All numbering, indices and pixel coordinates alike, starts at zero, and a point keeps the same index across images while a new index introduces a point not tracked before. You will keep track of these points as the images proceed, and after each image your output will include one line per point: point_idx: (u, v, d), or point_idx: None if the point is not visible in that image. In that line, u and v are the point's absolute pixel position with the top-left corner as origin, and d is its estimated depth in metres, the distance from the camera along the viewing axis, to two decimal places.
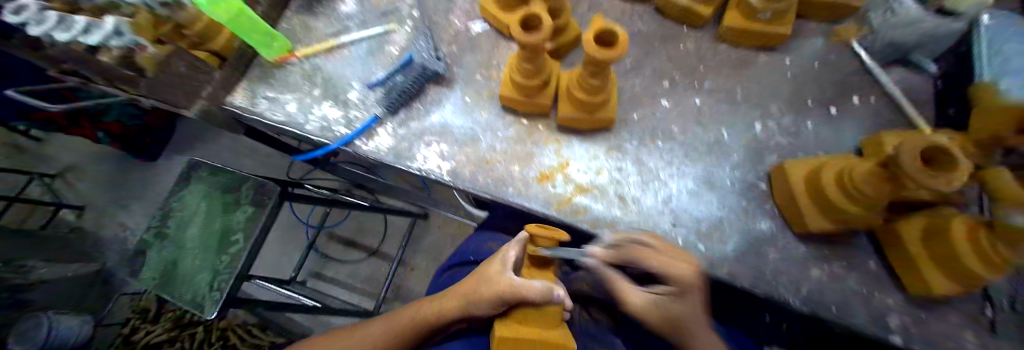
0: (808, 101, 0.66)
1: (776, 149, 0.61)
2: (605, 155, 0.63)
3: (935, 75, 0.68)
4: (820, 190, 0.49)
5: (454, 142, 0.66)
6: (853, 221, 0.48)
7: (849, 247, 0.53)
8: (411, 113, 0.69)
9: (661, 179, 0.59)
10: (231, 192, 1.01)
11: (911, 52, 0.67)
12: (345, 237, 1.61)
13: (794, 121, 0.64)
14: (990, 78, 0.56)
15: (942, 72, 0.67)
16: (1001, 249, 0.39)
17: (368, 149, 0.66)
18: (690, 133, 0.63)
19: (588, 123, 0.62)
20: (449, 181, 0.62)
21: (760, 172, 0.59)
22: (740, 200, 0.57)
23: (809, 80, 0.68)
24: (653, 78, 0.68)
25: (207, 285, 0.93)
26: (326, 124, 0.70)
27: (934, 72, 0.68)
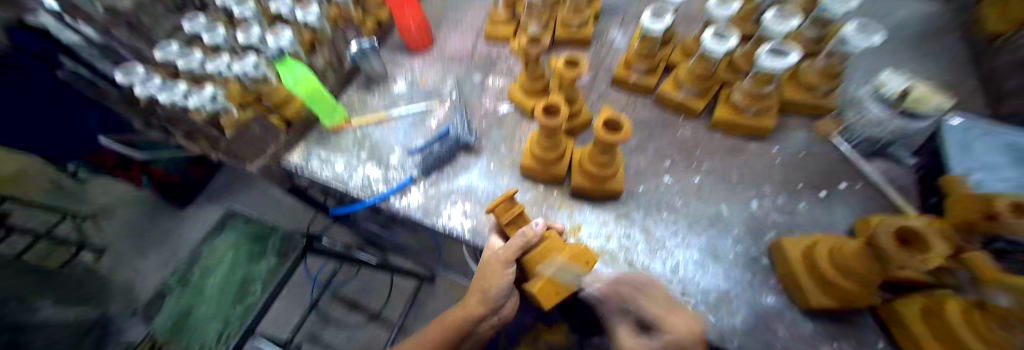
0: (799, 185, 0.73)
1: (774, 226, 0.66)
2: (614, 222, 0.69)
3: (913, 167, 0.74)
4: (815, 265, 0.53)
5: (477, 203, 0.74)
6: (851, 298, 0.51)
7: (856, 326, 0.54)
8: (442, 175, 0.79)
9: (668, 247, 0.64)
10: (260, 242, 1.11)
11: (889, 146, 0.75)
12: (348, 297, 1.59)
13: (787, 201, 0.70)
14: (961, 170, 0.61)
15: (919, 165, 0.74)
16: (996, 332, 0.40)
17: (400, 204, 0.74)
18: (692, 207, 0.69)
19: (599, 192, 0.70)
20: (471, 239, 0.68)
21: (761, 246, 0.64)
22: (744, 273, 0.61)
23: (795, 166, 0.77)
24: (656, 158, 0.78)
25: (216, 336, 0.96)
26: (366, 182, 0.80)
27: (912, 164, 0.75)
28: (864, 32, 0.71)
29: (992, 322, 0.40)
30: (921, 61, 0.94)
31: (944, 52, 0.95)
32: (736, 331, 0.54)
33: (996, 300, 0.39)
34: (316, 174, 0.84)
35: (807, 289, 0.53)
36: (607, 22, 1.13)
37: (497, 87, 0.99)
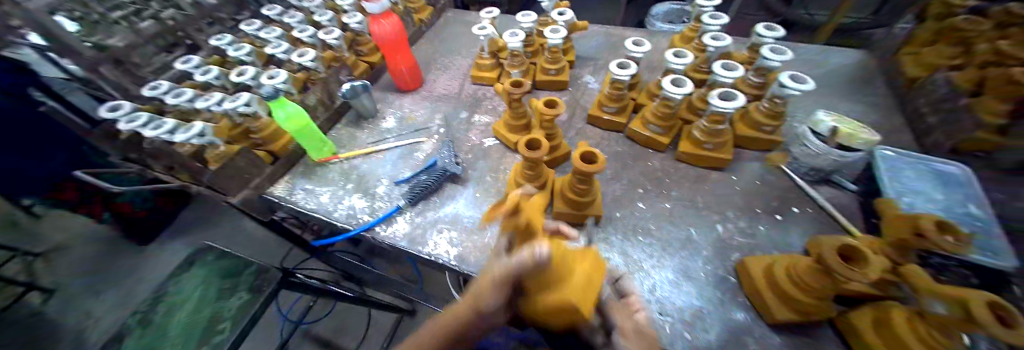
0: (756, 210, 0.80)
1: (739, 248, 0.71)
2: (594, 246, 0.73)
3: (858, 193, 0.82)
4: (776, 283, 0.57)
5: (463, 230, 0.76)
6: (809, 311, 0.55)
7: (819, 339, 0.58)
8: (428, 204, 0.82)
9: (644, 269, 0.68)
10: (232, 277, 1.05)
11: (832, 174, 0.84)
12: (322, 337, 1.50)
13: (748, 224, 0.76)
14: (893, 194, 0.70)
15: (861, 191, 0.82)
16: (935, 335, 0.45)
17: (385, 233, 0.76)
18: (664, 231, 0.74)
19: (579, 218, 0.74)
20: (456, 265, 0.69)
21: (729, 266, 0.68)
22: (715, 292, 0.64)
23: (751, 192, 0.85)
24: (629, 186, 0.84)
25: None
26: (352, 212, 0.81)
27: (855, 190, 0.83)
28: (795, 79, 0.83)
29: (933, 328, 0.46)
30: (852, 102, 1.09)
31: (870, 95, 1.10)
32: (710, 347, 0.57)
33: (934, 309, 0.44)
34: (301, 205, 0.84)
35: (772, 306, 0.57)
36: (582, 67, 1.25)
37: (482, 123, 1.05)
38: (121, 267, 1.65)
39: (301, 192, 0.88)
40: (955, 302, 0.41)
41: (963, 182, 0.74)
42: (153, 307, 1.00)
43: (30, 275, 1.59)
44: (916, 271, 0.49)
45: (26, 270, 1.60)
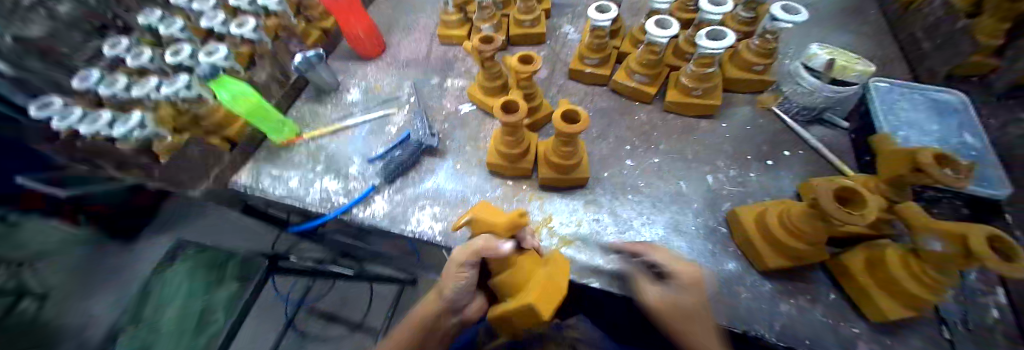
0: (749, 157, 0.77)
1: (729, 197, 0.69)
2: (583, 208, 0.70)
3: (849, 129, 0.80)
4: (769, 229, 0.56)
5: (446, 204, 0.72)
6: (801, 256, 0.54)
7: (808, 282, 0.58)
8: (406, 181, 0.76)
9: (635, 227, 0.66)
10: (218, 270, 1.00)
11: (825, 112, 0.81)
12: (326, 313, 1.52)
13: (740, 172, 0.73)
14: (889, 129, 0.67)
15: (853, 127, 0.79)
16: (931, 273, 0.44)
17: (364, 215, 0.71)
18: (654, 187, 0.71)
19: (564, 181, 0.71)
20: (440, 241, 0.66)
21: (720, 216, 0.66)
22: (706, 244, 0.63)
23: (743, 139, 0.81)
24: (617, 144, 0.80)
25: None
26: (325, 195, 0.76)
27: (848, 127, 0.80)
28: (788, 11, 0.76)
29: (926, 264, 0.45)
30: (848, 32, 1.02)
31: (866, 23, 1.03)
32: None
33: (929, 246, 0.43)
34: (268, 193, 0.78)
35: (764, 252, 0.56)
36: (561, 17, 1.14)
37: (456, 88, 0.97)
38: None
39: (268, 179, 0.82)
40: (954, 237, 0.39)
41: (960, 109, 0.71)
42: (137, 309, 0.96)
43: None
44: (916, 208, 0.47)
45: None
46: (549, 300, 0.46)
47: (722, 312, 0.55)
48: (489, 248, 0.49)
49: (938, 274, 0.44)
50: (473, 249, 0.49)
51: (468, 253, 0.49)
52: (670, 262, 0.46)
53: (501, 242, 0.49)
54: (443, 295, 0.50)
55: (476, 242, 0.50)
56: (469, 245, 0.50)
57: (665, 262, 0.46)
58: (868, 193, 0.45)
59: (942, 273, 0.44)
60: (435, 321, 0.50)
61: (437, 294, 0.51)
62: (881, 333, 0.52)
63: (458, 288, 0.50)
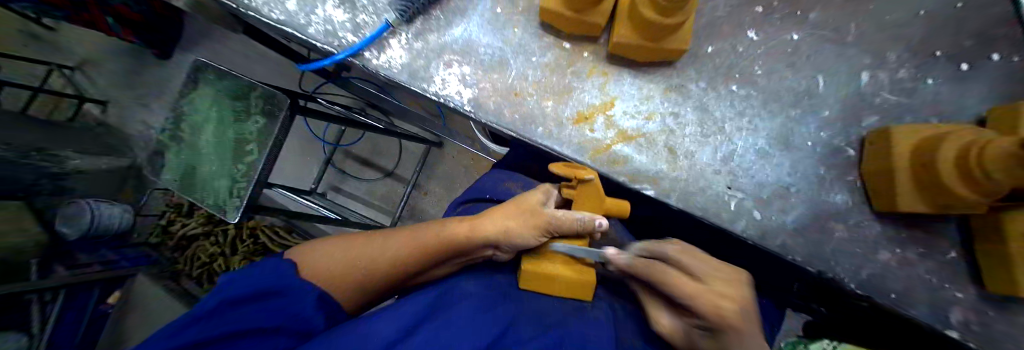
0: (937, 54, 0.51)
1: (880, 109, 0.50)
2: (660, 97, 0.52)
3: None
4: (926, 170, 0.39)
5: (479, 66, 0.55)
6: (953, 206, 0.40)
7: (932, 233, 0.46)
8: (430, 22, 0.56)
9: (724, 132, 0.50)
10: (242, 99, 0.93)
11: None
12: (360, 156, 1.59)
13: (912, 76, 0.51)
14: None
15: None
16: None
17: (378, 63, 0.55)
18: (776, 79, 0.51)
19: (648, 53, 0.49)
20: (470, 112, 0.54)
21: (853, 134, 0.49)
22: (817, 167, 0.49)
23: (950, 22, 0.51)
24: (745, 1, 0.52)
25: (226, 190, 0.93)
26: (331, 28, 0.56)
27: None
28: None
29: None
30: None
31: None
32: (782, 229, 0.49)
33: None
34: (259, 10, 0.55)
35: (900, 194, 0.43)
36: None
37: None
38: (151, 80, 1.63)
39: None
40: None
41: None
42: (178, 126, 0.96)
43: (75, 88, 1.61)
44: None
45: (71, 83, 1.61)
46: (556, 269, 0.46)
47: (802, 249, 0.48)
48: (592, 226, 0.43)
49: None
50: (573, 223, 0.44)
51: (565, 222, 0.43)
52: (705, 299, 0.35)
53: (600, 221, 0.43)
54: (501, 225, 0.45)
55: (586, 217, 0.44)
56: (570, 219, 0.44)
57: (692, 300, 0.36)
58: None
59: None
60: (469, 247, 0.47)
61: (492, 220, 0.46)
62: (990, 305, 0.44)
63: (525, 241, 0.44)
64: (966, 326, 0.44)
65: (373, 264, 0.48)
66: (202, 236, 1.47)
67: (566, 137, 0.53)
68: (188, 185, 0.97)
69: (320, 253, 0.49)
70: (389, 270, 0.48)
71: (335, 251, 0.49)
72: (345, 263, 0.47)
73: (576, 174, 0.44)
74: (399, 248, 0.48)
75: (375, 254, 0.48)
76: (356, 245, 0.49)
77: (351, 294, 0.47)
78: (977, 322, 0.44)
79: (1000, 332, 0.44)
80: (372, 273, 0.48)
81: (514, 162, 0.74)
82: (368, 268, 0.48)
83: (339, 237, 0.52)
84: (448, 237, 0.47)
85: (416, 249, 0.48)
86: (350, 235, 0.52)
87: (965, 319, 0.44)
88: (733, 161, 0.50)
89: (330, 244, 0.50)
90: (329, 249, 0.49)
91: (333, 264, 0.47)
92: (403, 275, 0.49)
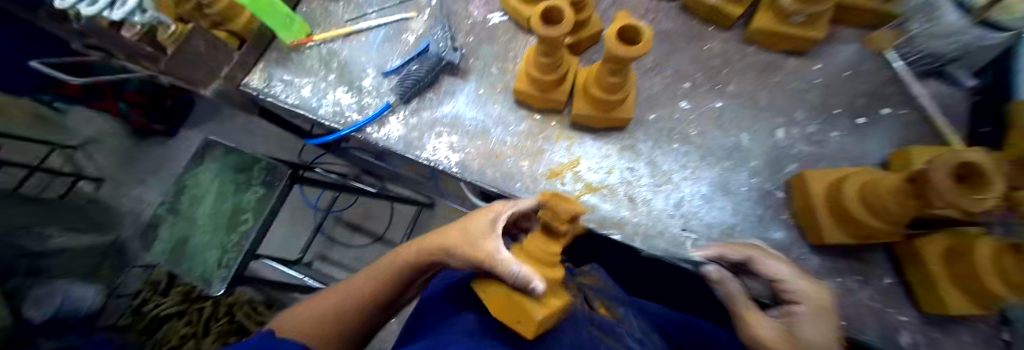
0: (835, 111, 0.64)
1: (797, 158, 0.60)
2: (617, 155, 0.61)
3: (971, 90, 0.66)
4: (841, 208, 0.48)
5: (465, 135, 0.65)
6: (869, 235, 0.47)
7: (865, 260, 0.52)
8: (424, 101, 0.67)
9: (674, 182, 0.59)
10: (245, 171, 1.01)
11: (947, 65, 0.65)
12: (351, 221, 1.63)
13: (818, 130, 0.62)
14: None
15: (979, 87, 0.65)
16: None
17: (378, 136, 0.64)
18: (709, 138, 0.61)
19: (604, 121, 0.60)
20: (457, 173, 0.62)
21: (779, 178, 0.58)
22: (755, 207, 0.57)
23: (835, 88, 0.65)
24: (675, 79, 0.65)
25: (216, 261, 0.95)
26: (339, 109, 0.66)
27: (970, 86, 0.66)
28: None
29: None
30: None
31: None
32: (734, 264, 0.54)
33: None
34: (281, 99, 0.66)
35: (825, 229, 0.49)
36: None
37: None
38: None
39: (281, 84, 0.68)
40: None
41: None
42: (177, 200, 0.96)
43: None
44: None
45: None
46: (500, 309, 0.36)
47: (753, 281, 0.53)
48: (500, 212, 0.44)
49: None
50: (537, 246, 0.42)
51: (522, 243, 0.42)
52: (808, 288, 0.44)
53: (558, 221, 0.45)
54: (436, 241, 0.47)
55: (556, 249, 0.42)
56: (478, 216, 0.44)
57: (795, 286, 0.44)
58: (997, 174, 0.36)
59: None
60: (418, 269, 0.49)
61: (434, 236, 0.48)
62: (931, 325, 0.48)
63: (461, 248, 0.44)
64: (915, 347, 0.47)
65: (340, 310, 0.50)
66: (176, 316, 1.29)
67: (542, 191, 0.60)
68: (176, 257, 0.96)
69: (291, 316, 0.50)
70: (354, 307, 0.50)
71: (303, 312, 0.50)
72: (313, 317, 0.49)
73: (566, 212, 0.38)
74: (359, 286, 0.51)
75: (342, 302, 0.50)
76: (320, 302, 0.51)
77: (336, 345, 0.49)
78: (924, 343, 0.47)
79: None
80: (341, 318, 0.49)
81: None
82: (341, 315, 0.49)
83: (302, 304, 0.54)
84: (397, 270, 0.50)
85: (375, 286, 0.50)
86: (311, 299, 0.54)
87: (912, 340, 0.47)
88: (683, 205, 0.57)
89: (302, 307, 0.52)
90: (299, 313, 0.51)
91: (306, 325, 0.48)
92: (371, 309, 0.51)
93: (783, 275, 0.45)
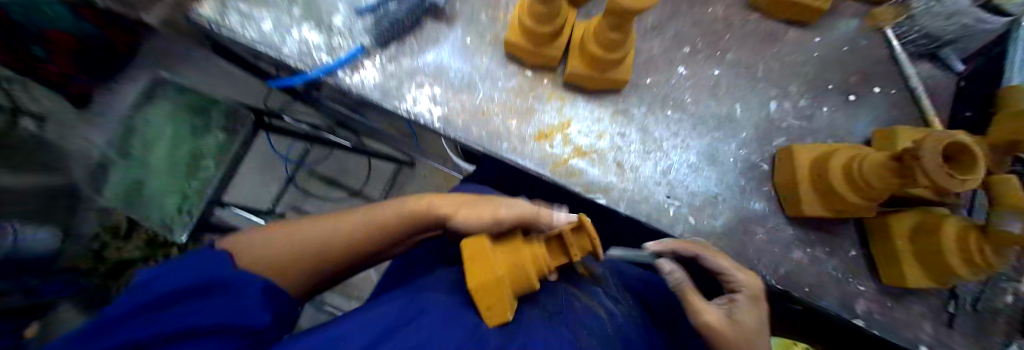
0: (829, 87, 0.62)
1: (786, 131, 0.59)
2: (609, 119, 0.58)
3: (961, 75, 0.66)
4: (824, 181, 0.48)
5: (448, 87, 0.59)
6: (846, 209, 0.48)
7: (836, 234, 0.54)
8: (404, 47, 0.61)
9: (663, 149, 0.57)
10: (202, 113, 0.96)
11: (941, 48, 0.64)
12: (326, 175, 1.57)
13: (811, 104, 0.60)
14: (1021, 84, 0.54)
15: (968, 73, 0.65)
16: (984, 250, 0.42)
17: (352, 82, 0.57)
18: (703, 107, 0.59)
19: (599, 83, 0.56)
20: (439, 128, 0.57)
21: (767, 151, 0.58)
22: (739, 179, 0.56)
23: (833, 63, 0.63)
24: (675, 43, 0.61)
25: (178, 206, 0.93)
26: (306, 50, 0.59)
27: (961, 72, 0.66)
28: None
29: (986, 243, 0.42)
30: None
31: None
32: (711, 233, 0.54)
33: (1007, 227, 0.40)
34: (237, 34, 0.58)
35: (804, 203, 0.50)
36: None
37: None
38: None
39: (236, 16, 0.59)
40: None
41: None
42: (128, 142, 0.87)
43: None
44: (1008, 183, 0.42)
45: None
46: (476, 277, 0.39)
47: (728, 249, 0.54)
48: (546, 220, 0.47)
49: (989, 254, 0.42)
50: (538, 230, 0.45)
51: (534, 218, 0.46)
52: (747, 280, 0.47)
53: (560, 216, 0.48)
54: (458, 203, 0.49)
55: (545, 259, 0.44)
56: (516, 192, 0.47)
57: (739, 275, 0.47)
58: (982, 156, 0.36)
59: (995, 254, 0.42)
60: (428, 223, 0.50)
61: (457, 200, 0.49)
62: (886, 295, 0.51)
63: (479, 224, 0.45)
64: (869, 315, 0.51)
65: (320, 243, 0.47)
66: None
67: (529, 152, 0.57)
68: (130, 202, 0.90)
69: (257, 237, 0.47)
70: (337, 245, 0.47)
71: (275, 238, 0.46)
72: (287, 244, 0.45)
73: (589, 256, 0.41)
74: (348, 222, 0.49)
75: (327, 237, 0.47)
76: (299, 232, 0.47)
77: (298, 281, 0.46)
78: (878, 311, 0.51)
79: (898, 318, 0.50)
80: (318, 254, 0.46)
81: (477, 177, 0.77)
82: (319, 252, 0.46)
83: (270, 230, 0.49)
84: (409, 217, 0.49)
85: (373, 230, 0.49)
86: (284, 224, 0.49)
87: (868, 308, 0.51)
88: (669, 173, 0.56)
89: (271, 229, 0.48)
90: (269, 238, 0.46)
91: (275, 254, 0.44)
92: (353, 252, 0.48)
93: (731, 269, 0.47)
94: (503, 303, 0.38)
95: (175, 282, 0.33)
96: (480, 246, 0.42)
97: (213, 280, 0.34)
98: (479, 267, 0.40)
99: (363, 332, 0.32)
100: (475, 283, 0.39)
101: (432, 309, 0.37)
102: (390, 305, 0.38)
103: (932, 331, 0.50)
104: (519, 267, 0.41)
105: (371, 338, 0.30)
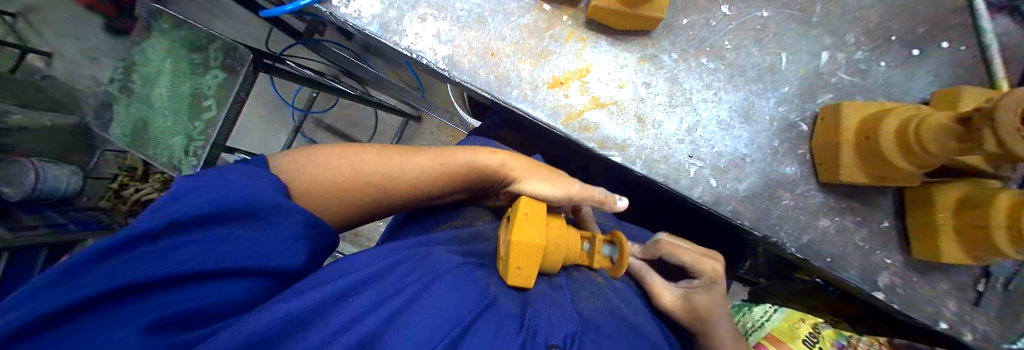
0: (891, 38, 0.53)
1: (834, 87, 0.52)
2: (635, 65, 0.52)
3: None
4: (868, 143, 0.42)
5: (455, 22, 0.53)
6: (893, 178, 0.44)
7: (870, 205, 0.50)
8: None
9: (691, 103, 0.51)
10: (199, 50, 0.87)
11: None
12: (332, 125, 1.54)
13: (867, 57, 0.53)
14: None
15: None
16: None
17: (346, 11, 0.51)
18: (743, 55, 0.52)
19: (629, 21, 0.48)
20: (444, 70, 0.52)
21: (808, 110, 0.52)
22: (773, 140, 0.51)
23: (905, 5, 0.53)
24: None
25: (182, 148, 0.86)
26: None
27: None
28: None
29: None
30: None
31: None
32: (735, 196, 0.51)
33: None
34: None
35: (844, 169, 0.46)
36: None
37: None
38: None
39: None
40: None
41: None
42: (129, 78, 0.87)
43: None
44: None
45: None
46: (531, 239, 0.36)
47: (751, 214, 0.51)
48: (613, 204, 0.47)
49: None
50: (593, 197, 0.46)
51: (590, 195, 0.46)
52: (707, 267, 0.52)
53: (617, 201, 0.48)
54: (529, 167, 0.45)
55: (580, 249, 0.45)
56: (591, 188, 0.46)
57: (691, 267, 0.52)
58: None
59: None
60: (493, 180, 0.47)
61: (526, 161, 0.46)
62: (912, 270, 0.50)
63: (546, 195, 0.44)
64: (890, 288, 0.50)
65: (388, 188, 0.43)
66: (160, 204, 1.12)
67: (540, 101, 0.52)
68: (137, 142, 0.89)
69: (310, 163, 0.41)
70: (405, 194, 0.44)
71: (338, 161, 0.42)
72: (356, 180, 0.42)
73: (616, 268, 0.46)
74: (420, 169, 0.44)
75: (391, 174, 0.43)
76: (362, 160, 0.43)
77: (348, 212, 0.43)
78: (901, 285, 0.50)
79: (922, 293, 0.50)
80: (382, 197, 0.44)
81: (482, 130, 0.71)
82: (380, 190, 0.43)
83: (326, 148, 0.43)
84: (475, 171, 0.45)
85: (437, 178, 0.45)
86: (344, 147, 0.44)
87: (890, 282, 0.50)
88: (695, 132, 0.51)
89: (324, 154, 0.42)
90: (329, 158, 0.42)
91: (336, 180, 0.41)
92: (409, 197, 0.45)
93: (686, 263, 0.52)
94: (533, 274, 0.38)
95: (200, 204, 0.29)
96: (538, 212, 0.39)
97: (244, 207, 0.30)
98: (536, 230, 0.37)
99: (369, 286, 0.33)
100: (528, 244, 0.36)
101: (444, 265, 0.38)
102: (399, 255, 0.39)
103: (954, 306, 0.50)
104: (559, 245, 0.41)
105: (376, 296, 0.32)
